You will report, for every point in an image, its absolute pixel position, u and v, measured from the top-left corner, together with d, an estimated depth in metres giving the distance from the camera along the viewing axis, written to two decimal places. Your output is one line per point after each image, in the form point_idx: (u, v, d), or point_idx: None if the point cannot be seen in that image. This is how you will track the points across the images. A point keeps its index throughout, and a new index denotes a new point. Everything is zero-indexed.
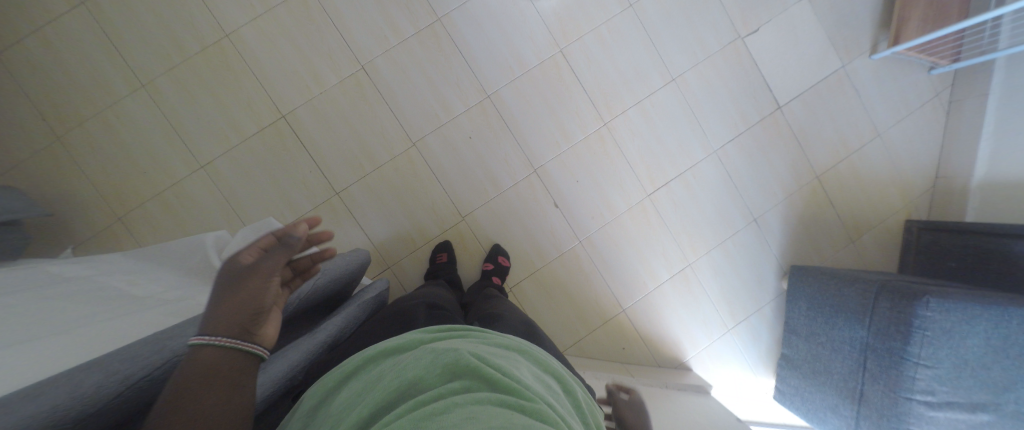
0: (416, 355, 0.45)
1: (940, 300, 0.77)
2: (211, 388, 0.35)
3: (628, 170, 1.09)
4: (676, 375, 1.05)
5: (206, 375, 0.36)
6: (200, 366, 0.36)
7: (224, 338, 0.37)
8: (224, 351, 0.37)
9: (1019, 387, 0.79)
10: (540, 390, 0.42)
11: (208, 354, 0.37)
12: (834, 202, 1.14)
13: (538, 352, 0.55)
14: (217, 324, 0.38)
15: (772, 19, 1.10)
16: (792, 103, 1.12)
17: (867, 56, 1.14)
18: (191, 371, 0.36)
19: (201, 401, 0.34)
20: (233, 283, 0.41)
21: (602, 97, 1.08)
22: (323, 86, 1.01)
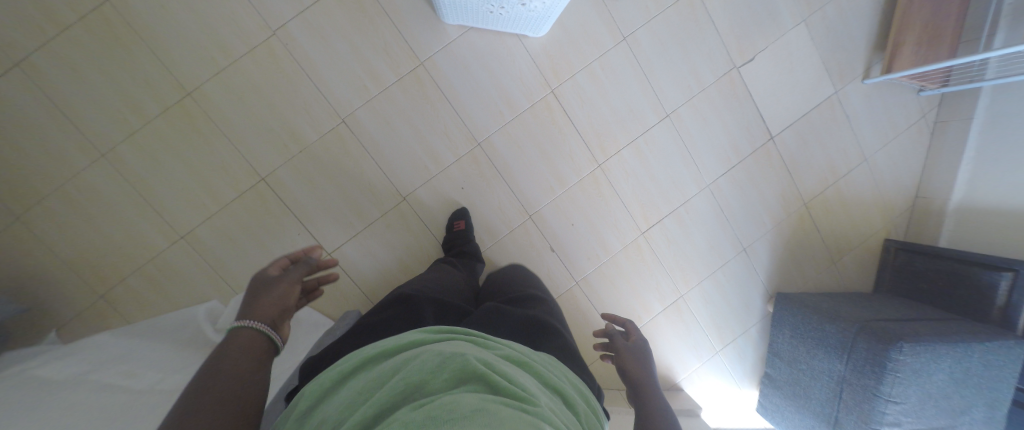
0: (419, 354, 0.42)
1: (912, 344, 0.83)
2: (245, 362, 0.42)
3: (622, 209, 1.08)
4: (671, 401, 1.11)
5: (241, 350, 0.42)
6: (227, 353, 0.42)
7: (256, 327, 0.45)
8: (254, 338, 0.44)
9: (972, 411, 0.88)
10: (546, 402, 0.40)
11: (238, 341, 0.43)
12: (819, 227, 1.18)
13: (543, 358, 0.51)
14: (253, 313, 0.47)
15: (767, 47, 1.08)
16: (784, 132, 1.12)
17: (860, 81, 1.13)
18: (226, 350, 0.42)
19: (238, 369, 0.40)
20: (266, 284, 0.51)
21: (596, 138, 1.05)
22: (303, 144, 0.95)
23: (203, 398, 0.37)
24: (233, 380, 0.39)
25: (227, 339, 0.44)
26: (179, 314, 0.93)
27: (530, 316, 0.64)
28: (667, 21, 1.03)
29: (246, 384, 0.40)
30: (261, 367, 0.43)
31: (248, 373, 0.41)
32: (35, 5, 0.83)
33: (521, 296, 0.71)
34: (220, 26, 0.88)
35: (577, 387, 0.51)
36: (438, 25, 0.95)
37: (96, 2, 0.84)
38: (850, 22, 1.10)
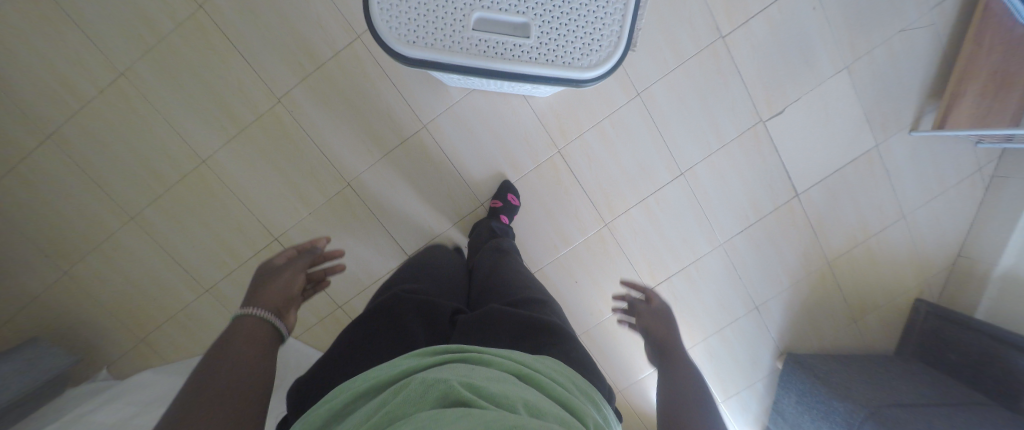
0: (399, 389, 0.34)
1: None
2: (251, 343, 0.38)
3: (628, 267, 1.06)
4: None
5: (246, 334, 0.39)
6: (229, 347, 0.37)
7: (262, 318, 0.42)
8: (260, 329, 0.40)
9: None
10: (554, 416, 0.31)
11: (241, 331, 0.39)
12: (842, 286, 1.11)
13: (549, 365, 0.44)
14: (258, 301, 0.44)
15: (801, 96, 0.98)
16: (812, 190, 1.04)
17: (907, 132, 1.02)
18: (231, 334, 0.39)
19: (245, 351, 0.37)
20: (270, 275, 0.49)
21: (603, 197, 1.01)
22: (311, 206, 0.97)
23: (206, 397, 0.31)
24: (239, 368, 0.35)
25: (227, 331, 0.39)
26: None
27: (530, 318, 0.56)
28: (687, 74, 0.95)
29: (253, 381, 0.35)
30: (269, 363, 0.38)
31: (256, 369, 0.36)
32: (57, 80, 0.87)
33: (525, 293, 0.64)
34: (229, 96, 0.90)
35: (594, 400, 0.42)
36: (440, 86, 0.92)
37: (112, 76, 0.88)
38: (902, 69, 0.98)
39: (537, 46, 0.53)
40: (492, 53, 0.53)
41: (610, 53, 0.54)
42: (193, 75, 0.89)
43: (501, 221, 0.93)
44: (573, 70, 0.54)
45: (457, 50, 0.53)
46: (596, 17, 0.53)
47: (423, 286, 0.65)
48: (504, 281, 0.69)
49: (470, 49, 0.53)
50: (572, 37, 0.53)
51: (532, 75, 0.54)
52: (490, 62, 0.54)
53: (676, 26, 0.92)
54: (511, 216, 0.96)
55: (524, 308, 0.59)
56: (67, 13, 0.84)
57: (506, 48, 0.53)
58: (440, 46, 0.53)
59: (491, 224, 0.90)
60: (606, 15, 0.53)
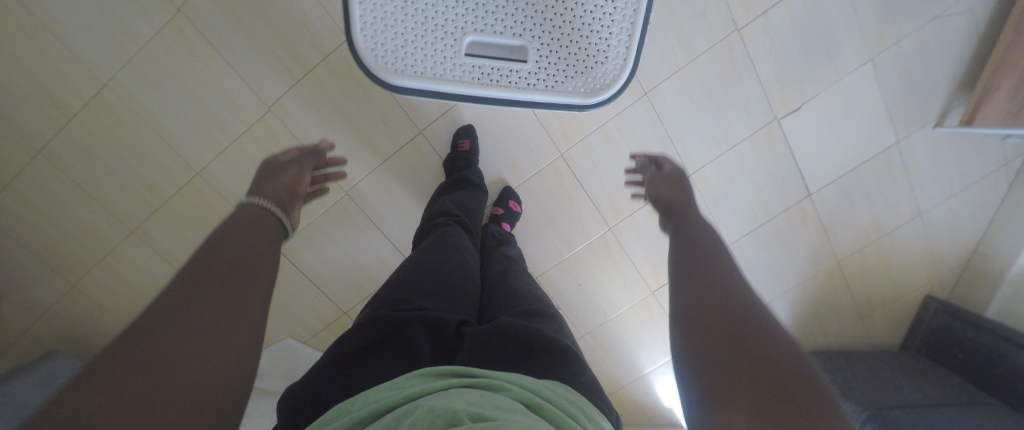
0: (404, 413, 0.31)
1: None
2: (258, 230, 0.33)
3: (633, 269, 1.04)
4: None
5: (251, 222, 0.33)
6: (220, 265, 0.28)
7: (265, 223, 0.34)
8: (255, 245, 0.31)
9: None
10: None
11: (239, 237, 0.31)
12: (851, 284, 1.10)
13: (559, 396, 0.40)
14: (261, 192, 0.39)
15: (819, 93, 0.92)
16: (825, 190, 1.00)
17: (931, 128, 0.96)
18: (235, 220, 0.33)
19: (250, 238, 0.32)
20: (273, 171, 0.43)
21: (608, 201, 0.98)
22: (310, 216, 0.96)
23: (167, 336, 0.23)
24: (245, 252, 0.30)
25: (219, 229, 0.31)
26: None
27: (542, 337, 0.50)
28: (698, 71, 0.89)
29: (237, 322, 0.26)
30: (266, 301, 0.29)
31: (244, 309, 0.27)
32: (39, 93, 0.84)
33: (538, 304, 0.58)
34: (217, 106, 0.87)
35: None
36: None
37: (96, 87, 0.84)
38: (932, 61, 0.91)
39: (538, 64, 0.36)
40: (494, 78, 0.36)
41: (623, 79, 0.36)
42: (180, 85, 0.85)
43: (501, 227, 0.90)
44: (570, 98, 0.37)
45: (447, 79, 0.36)
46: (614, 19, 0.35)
47: (431, 278, 0.58)
48: (514, 291, 0.63)
49: (463, 77, 0.36)
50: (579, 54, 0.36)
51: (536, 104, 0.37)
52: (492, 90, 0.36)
53: (688, 20, 0.86)
54: (512, 223, 0.94)
55: (536, 322, 0.54)
56: (41, 21, 0.80)
57: (506, 70, 0.36)
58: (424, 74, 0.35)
59: (493, 229, 0.87)
60: (625, 20, 0.34)
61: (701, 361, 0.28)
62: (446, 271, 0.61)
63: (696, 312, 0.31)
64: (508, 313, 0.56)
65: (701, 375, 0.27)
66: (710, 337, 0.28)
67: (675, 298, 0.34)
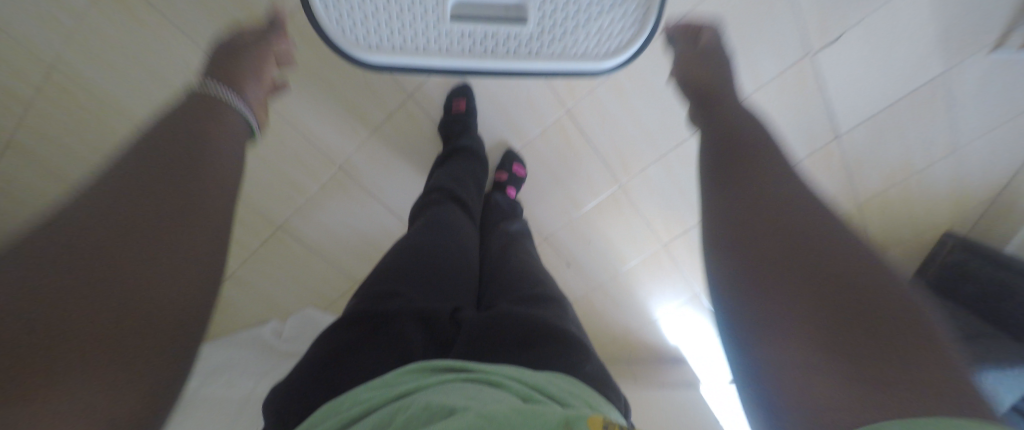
0: (396, 413, 0.29)
1: None
2: (209, 118, 0.34)
3: (643, 225, 1.01)
4: (661, 374, 1.18)
5: (201, 107, 0.35)
6: (156, 189, 0.27)
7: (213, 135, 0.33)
8: (197, 168, 0.30)
9: None
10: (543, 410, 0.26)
11: (178, 155, 0.30)
12: (869, 226, 1.07)
13: (563, 389, 0.35)
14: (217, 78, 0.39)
15: (862, 20, 0.79)
16: (856, 130, 0.92)
17: (989, 53, 0.84)
18: (190, 108, 0.34)
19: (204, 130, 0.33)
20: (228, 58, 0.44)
21: (618, 158, 0.92)
22: (306, 193, 0.92)
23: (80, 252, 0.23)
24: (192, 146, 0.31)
25: (153, 139, 0.31)
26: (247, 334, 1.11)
27: (544, 320, 0.46)
28: None
29: (172, 254, 0.25)
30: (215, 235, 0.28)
31: (179, 239, 0.26)
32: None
33: (541, 286, 0.53)
34: None
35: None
36: None
37: None
38: None
39: (542, 33, 0.41)
40: (478, 46, 0.42)
41: (634, 45, 0.41)
42: None
43: (507, 195, 0.86)
44: (580, 61, 0.43)
45: (433, 50, 0.42)
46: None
47: (419, 259, 0.54)
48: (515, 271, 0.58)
49: (449, 45, 0.42)
50: (587, 20, 0.40)
51: (539, 72, 0.44)
52: (479, 57, 0.43)
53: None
54: (517, 188, 0.90)
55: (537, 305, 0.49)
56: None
57: (501, 40, 0.41)
58: (408, 47, 0.41)
59: (495, 198, 0.83)
60: None
61: (767, 287, 0.28)
62: (440, 252, 0.56)
63: (768, 249, 0.29)
64: (507, 298, 0.51)
65: (775, 306, 0.27)
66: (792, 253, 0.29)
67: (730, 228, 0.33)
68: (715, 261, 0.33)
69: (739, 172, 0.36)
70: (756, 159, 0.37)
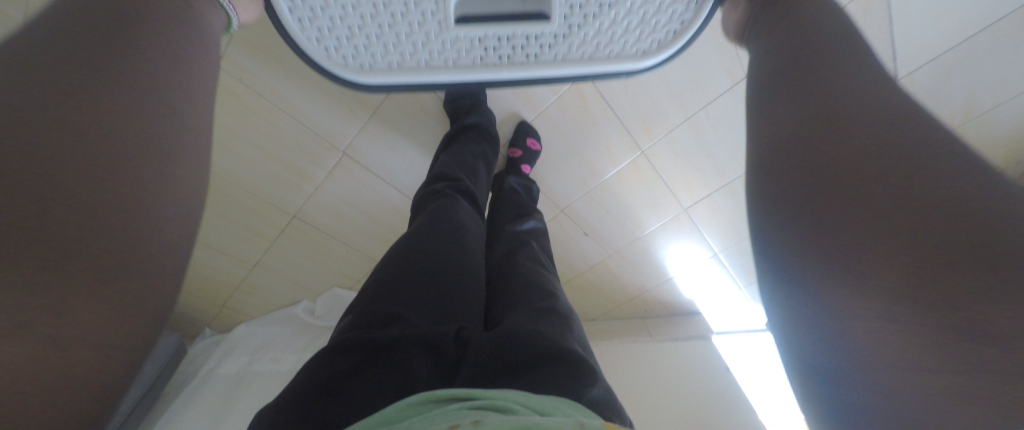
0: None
1: None
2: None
3: (665, 190, 0.96)
4: (678, 326, 1.24)
5: None
6: (113, 111, 0.22)
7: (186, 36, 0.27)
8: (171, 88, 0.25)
9: None
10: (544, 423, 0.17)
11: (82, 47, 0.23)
12: None
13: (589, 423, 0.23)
14: None
15: None
16: (918, 72, 0.79)
17: None
18: None
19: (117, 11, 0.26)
20: None
21: (640, 122, 0.83)
22: (314, 181, 0.89)
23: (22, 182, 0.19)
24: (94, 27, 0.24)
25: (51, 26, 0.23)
26: (282, 312, 1.17)
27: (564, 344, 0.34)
28: None
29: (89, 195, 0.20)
30: (182, 197, 0.24)
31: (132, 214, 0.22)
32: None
33: (553, 302, 0.41)
34: None
35: None
36: None
37: None
38: None
39: (572, 29, 0.33)
40: (483, 50, 0.35)
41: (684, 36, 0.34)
42: None
43: (520, 173, 0.82)
44: (618, 63, 0.36)
45: (437, 65, 0.36)
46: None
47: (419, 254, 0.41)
48: (526, 277, 0.46)
49: (459, 57, 0.35)
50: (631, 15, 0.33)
51: (567, 79, 0.37)
52: (485, 64, 0.36)
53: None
54: (532, 164, 0.85)
55: (555, 321, 0.37)
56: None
57: (512, 40, 0.34)
58: (406, 62, 0.35)
59: (510, 181, 0.78)
60: None
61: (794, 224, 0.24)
62: (438, 247, 0.43)
63: (803, 175, 0.24)
64: (521, 310, 0.39)
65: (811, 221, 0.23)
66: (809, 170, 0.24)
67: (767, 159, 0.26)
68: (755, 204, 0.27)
69: (805, 106, 0.25)
70: (837, 87, 0.25)
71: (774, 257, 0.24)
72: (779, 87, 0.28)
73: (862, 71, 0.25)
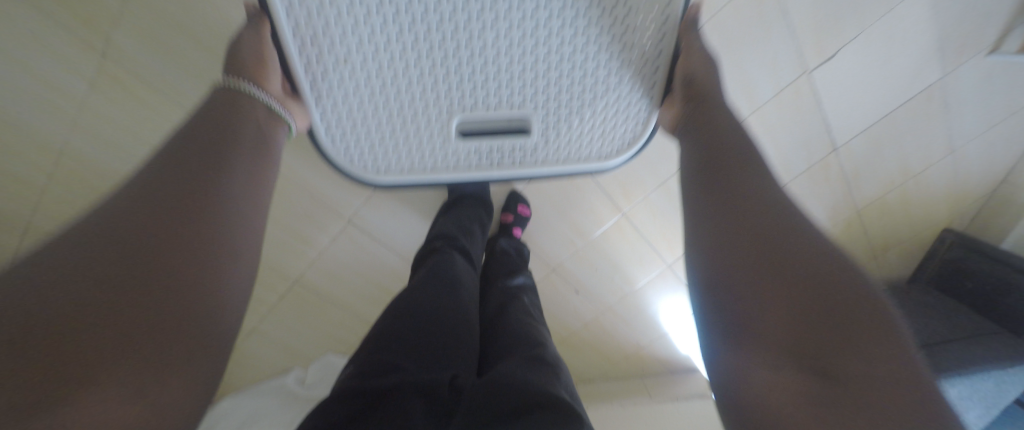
0: None
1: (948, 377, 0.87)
2: (219, 115, 0.38)
3: (649, 247, 1.03)
4: (675, 383, 1.24)
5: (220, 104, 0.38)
6: (190, 196, 0.31)
7: (223, 139, 0.36)
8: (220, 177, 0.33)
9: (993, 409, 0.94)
10: None
11: (187, 158, 0.33)
12: (867, 227, 1.11)
13: None
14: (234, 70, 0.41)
15: (861, 32, 0.75)
16: (853, 141, 0.91)
17: (985, 56, 0.83)
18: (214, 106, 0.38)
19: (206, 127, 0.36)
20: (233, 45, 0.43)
21: (620, 188, 0.93)
22: (317, 247, 0.94)
23: (97, 269, 0.25)
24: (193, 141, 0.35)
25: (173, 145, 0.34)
26: (272, 381, 1.14)
27: (553, 389, 0.37)
28: (715, 29, 0.73)
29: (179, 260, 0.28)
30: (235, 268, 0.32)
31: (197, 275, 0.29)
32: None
33: (543, 351, 0.45)
34: None
35: None
36: None
37: None
38: None
39: (545, 143, 0.57)
40: (489, 156, 0.58)
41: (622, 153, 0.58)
42: None
43: (513, 234, 0.88)
44: (576, 162, 0.60)
45: (444, 166, 0.59)
46: (625, 111, 0.54)
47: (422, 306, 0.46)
48: (518, 330, 0.50)
49: (461, 159, 0.59)
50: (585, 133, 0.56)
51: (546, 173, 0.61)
52: (491, 165, 0.59)
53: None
54: (524, 226, 0.92)
55: (545, 369, 0.41)
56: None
57: (507, 151, 0.58)
58: (422, 165, 0.59)
59: (501, 243, 0.83)
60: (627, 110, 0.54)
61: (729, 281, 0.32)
62: (434, 302, 0.48)
63: (737, 250, 0.33)
64: (513, 359, 0.42)
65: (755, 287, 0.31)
66: (738, 245, 0.33)
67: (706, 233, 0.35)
68: (700, 263, 0.34)
69: (727, 197, 0.36)
70: (749, 190, 0.35)
71: (720, 301, 0.32)
72: (712, 177, 0.38)
73: (761, 179, 0.36)
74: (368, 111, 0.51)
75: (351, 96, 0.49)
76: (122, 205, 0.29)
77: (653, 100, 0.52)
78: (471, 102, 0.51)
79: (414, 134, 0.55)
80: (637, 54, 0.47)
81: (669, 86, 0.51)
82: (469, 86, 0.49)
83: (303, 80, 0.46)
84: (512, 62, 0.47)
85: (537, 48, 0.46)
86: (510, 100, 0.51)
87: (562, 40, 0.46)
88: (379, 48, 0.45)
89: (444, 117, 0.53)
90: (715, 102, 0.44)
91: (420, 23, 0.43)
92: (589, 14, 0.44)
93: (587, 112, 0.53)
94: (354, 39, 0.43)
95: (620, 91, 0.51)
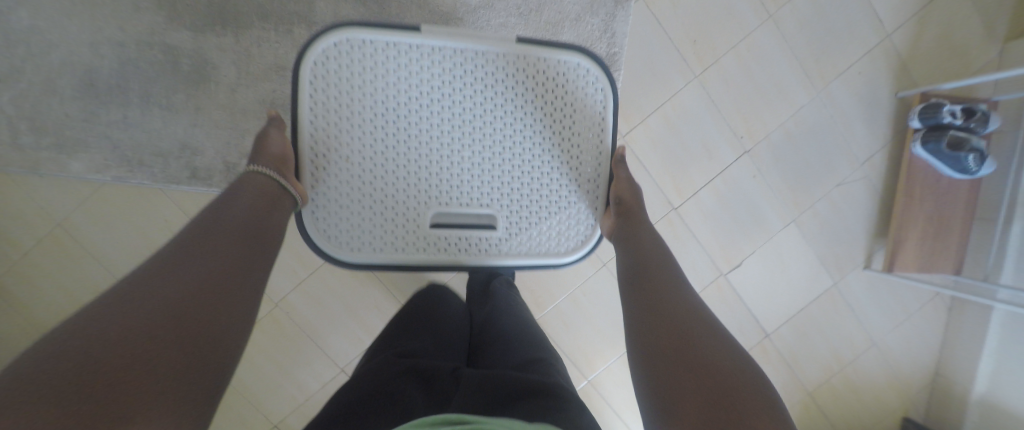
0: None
1: None
2: (256, 192, 0.51)
3: (617, 418, 1.08)
4: None
5: (255, 187, 0.51)
6: (245, 238, 0.44)
7: (244, 222, 0.46)
8: (248, 241, 0.44)
9: None
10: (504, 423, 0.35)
11: (245, 218, 0.46)
12: (827, 413, 1.14)
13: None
14: (260, 161, 0.55)
15: (754, 249, 1.03)
16: (781, 329, 1.09)
17: (860, 269, 1.08)
18: (245, 185, 0.51)
19: (249, 199, 0.49)
20: (259, 144, 0.57)
21: (584, 357, 1.06)
22: (308, 393, 1.01)
23: (137, 315, 0.33)
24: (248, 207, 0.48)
25: (227, 210, 0.47)
26: None
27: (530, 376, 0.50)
28: None
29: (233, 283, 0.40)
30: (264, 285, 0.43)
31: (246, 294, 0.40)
32: (58, 315, 0.88)
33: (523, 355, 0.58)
34: None
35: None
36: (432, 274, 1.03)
37: None
38: (850, 219, 1.05)
39: (510, 237, 0.67)
40: (457, 247, 0.66)
41: (583, 249, 0.69)
42: None
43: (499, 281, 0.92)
44: (542, 257, 0.68)
45: (410, 252, 0.64)
46: (577, 218, 0.69)
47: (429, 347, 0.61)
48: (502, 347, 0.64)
49: (429, 246, 0.65)
50: (547, 233, 0.68)
51: (511, 265, 0.67)
52: (459, 255, 0.66)
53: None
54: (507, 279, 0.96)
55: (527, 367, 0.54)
56: (70, 245, 0.86)
57: (475, 242, 0.66)
58: (381, 250, 0.63)
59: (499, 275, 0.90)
60: (577, 212, 0.69)
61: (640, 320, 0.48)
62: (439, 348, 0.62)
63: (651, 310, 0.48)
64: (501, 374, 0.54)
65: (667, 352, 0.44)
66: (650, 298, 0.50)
67: (632, 291, 0.52)
68: (630, 304, 0.51)
69: (646, 265, 0.54)
70: (660, 266, 0.54)
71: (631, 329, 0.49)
72: (633, 251, 0.57)
73: (663, 253, 0.56)
74: (356, 198, 0.62)
75: (344, 185, 0.61)
76: (183, 250, 0.40)
77: (597, 211, 0.69)
78: (446, 196, 0.64)
79: (392, 220, 0.63)
80: (581, 174, 0.68)
81: (609, 201, 0.69)
82: (445, 182, 0.64)
83: (307, 168, 0.60)
84: (481, 169, 0.65)
85: (503, 159, 0.65)
86: (479, 198, 0.65)
87: (523, 157, 0.66)
88: (380, 150, 0.62)
89: (420, 207, 0.64)
90: (638, 217, 0.63)
91: (414, 137, 0.62)
92: (544, 143, 0.66)
93: (545, 213, 0.67)
94: (359, 144, 0.61)
95: (572, 202, 0.68)
